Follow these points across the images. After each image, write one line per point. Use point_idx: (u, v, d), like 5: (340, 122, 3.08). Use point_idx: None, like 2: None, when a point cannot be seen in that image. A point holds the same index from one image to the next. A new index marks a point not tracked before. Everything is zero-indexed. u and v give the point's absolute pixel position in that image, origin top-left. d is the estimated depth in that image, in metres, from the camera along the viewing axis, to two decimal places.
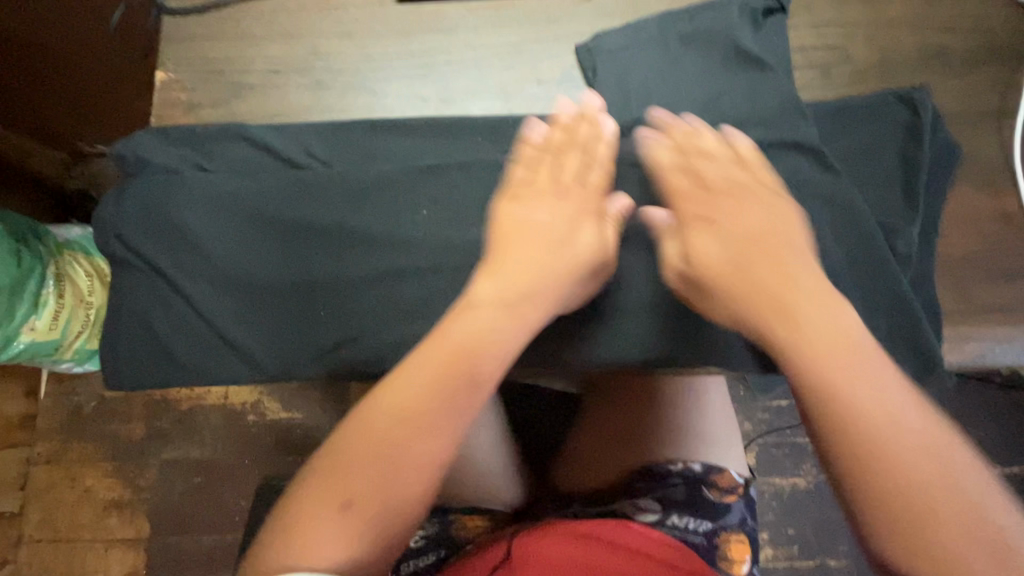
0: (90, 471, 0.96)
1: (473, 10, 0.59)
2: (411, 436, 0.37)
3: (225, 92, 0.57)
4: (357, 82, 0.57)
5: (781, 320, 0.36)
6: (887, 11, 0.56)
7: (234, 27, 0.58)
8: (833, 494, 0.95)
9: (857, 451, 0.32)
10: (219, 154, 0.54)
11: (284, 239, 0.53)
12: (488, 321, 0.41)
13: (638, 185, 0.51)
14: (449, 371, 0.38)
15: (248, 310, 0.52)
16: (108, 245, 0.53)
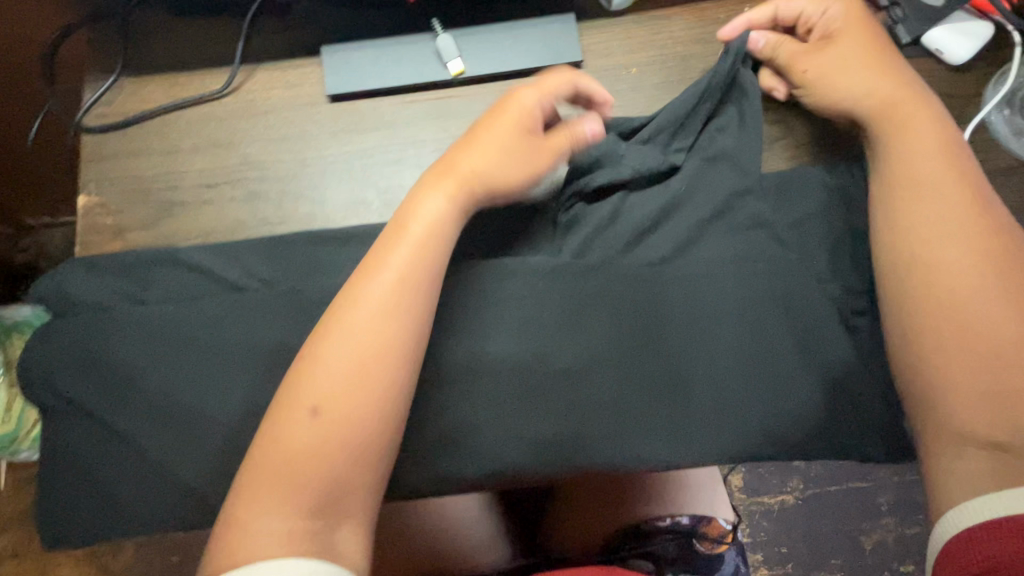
0: (60, 562, 0.91)
1: (410, 102, 0.57)
2: (303, 424, 0.39)
3: (153, 210, 0.54)
4: (295, 189, 0.55)
5: (960, 236, 0.42)
6: None
7: (159, 140, 0.55)
8: (822, 508, 0.95)
9: (942, 264, 0.42)
10: (153, 284, 0.51)
11: (226, 366, 0.50)
12: (359, 320, 0.41)
13: (588, 286, 0.50)
14: (334, 377, 0.40)
15: (196, 448, 0.49)
16: (35, 392, 0.50)
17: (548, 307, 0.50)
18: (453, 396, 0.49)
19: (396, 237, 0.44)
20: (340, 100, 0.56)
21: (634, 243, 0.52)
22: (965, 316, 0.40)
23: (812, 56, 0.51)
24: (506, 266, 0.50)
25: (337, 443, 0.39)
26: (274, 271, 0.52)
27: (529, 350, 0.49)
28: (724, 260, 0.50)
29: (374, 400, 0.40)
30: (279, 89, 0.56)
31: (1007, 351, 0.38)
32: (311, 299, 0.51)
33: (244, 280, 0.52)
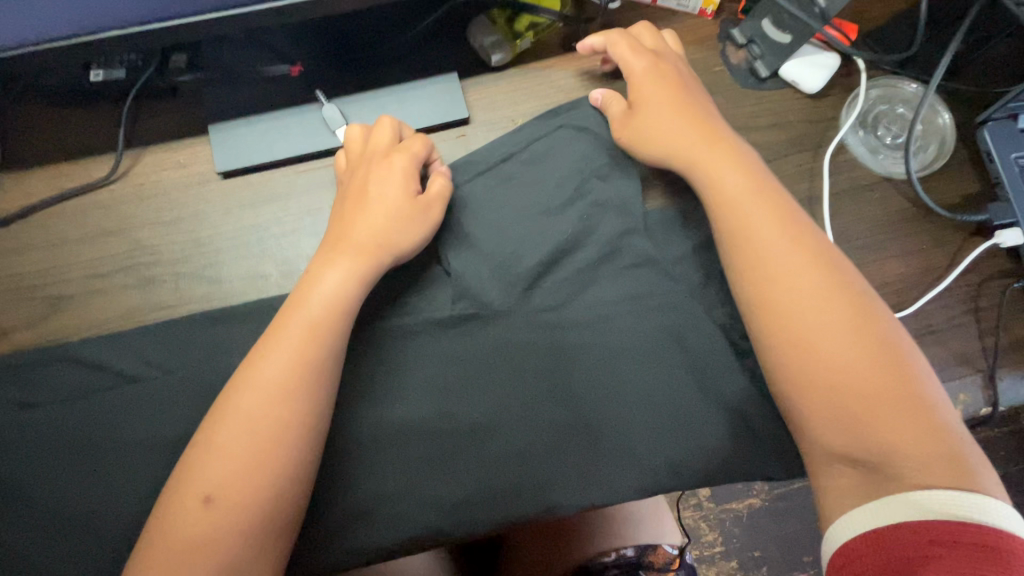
0: None
1: (303, 171, 0.57)
2: (196, 508, 0.38)
3: (42, 307, 0.53)
4: (191, 269, 0.54)
5: (806, 259, 0.44)
6: None
7: (43, 235, 0.54)
8: (786, 507, 0.96)
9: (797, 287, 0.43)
10: (41, 385, 0.50)
11: (127, 462, 0.48)
12: (252, 396, 0.41)
13: (491, 333, 0.51)
14: (230, 454, 0.39)
15: (92, 555, 0.46)
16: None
17: (455, 366, 0.51)
18: (364, 464, 0.48)
19: (294, 314, 0.44)
20: (231, 176, 0.57)
21: (531, 288, 0.53)
22: (817, 340, 0.41)
23: (641, 99, 0.52)
24: (411, 326, 0.51)
25: (233, 531, 0.38)
26: (171, 357, 0.51)
27: (437, 410, 0.50)
28: (620, 299, 0.52)
29: (267, 483, 0.39)
30: (167, 171, 0.56)
31: (847, 365, 0.40)
32: (211, 382, 0.50)
33: (139, 370, 0.50)
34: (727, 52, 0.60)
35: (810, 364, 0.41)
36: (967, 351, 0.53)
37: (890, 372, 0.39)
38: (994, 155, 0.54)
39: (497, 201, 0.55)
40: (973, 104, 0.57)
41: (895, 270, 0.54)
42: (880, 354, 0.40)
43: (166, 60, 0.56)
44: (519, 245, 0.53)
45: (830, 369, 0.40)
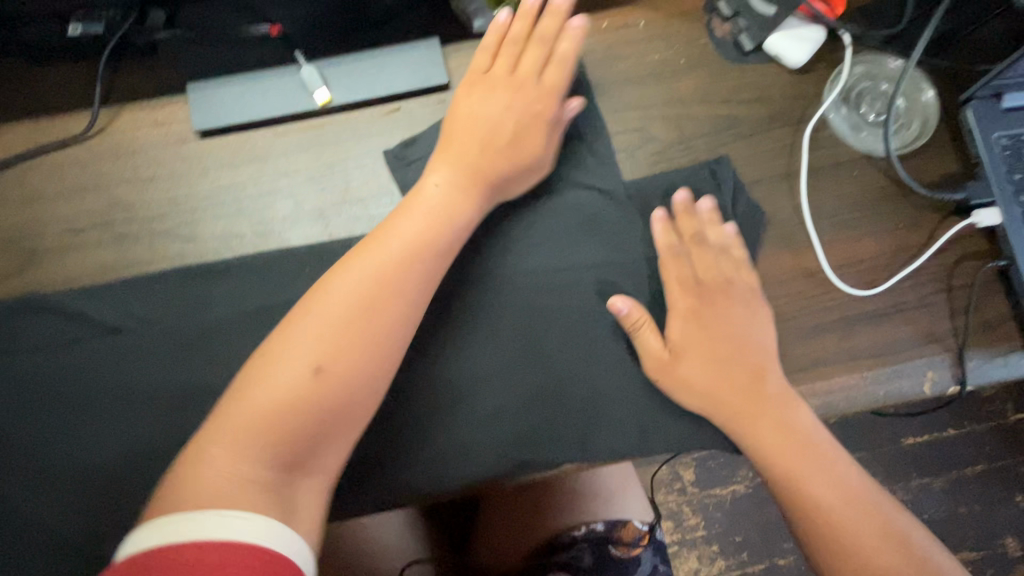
0: None
1: (281, 134, 0.57)
2: (287, 373, 0.39)
3: (18, 259, 0.53)
4: (167, 227, 0.55)
5: (781, 446, 0.47)
6: (678, 88, 0.58)
7: (20, 188, 0.54)
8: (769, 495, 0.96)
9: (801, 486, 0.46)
10: (21, 331, 0.50)
11: (101, 412, 0.49)
12: (369, 273, 0.43)
13: (464, 297, 0.52)
14: (343, 326, 0.41)
15: (68, 502, 0.47)
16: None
17: (424, 330, 0.51)
18: None
19: (401, 221, 0.47)
20: (209, 136, 0.57)
21: (504, 251, 0.53)
22: (813, 497, 0.45)
23: (675, 285, 0.51)
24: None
25: (323, 407, 0.39)
26: (145, 309, 0.51)
27: (407, 372, 0.50)
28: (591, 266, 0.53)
29: (368, 363, 0.41)
30: (146, 129, 0.56)
31: (845, 514, 0.44)
32: (186, 337, 0.50)
33: (117, 321, 0.50)
34: (711, 25, 0.59)
35: (829, 534, 0.44)
36: (938, 331, 0.53)
37: (878, 520, 0.44)
38: (975, 132, 0.53)
39: None
40: (957, 82, 0.56)
41: (869, 248, 0.54)
42: (870, 511, 0.45)
43: (144, 16, 0.55)
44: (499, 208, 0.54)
45: (833, 523, 0.44)
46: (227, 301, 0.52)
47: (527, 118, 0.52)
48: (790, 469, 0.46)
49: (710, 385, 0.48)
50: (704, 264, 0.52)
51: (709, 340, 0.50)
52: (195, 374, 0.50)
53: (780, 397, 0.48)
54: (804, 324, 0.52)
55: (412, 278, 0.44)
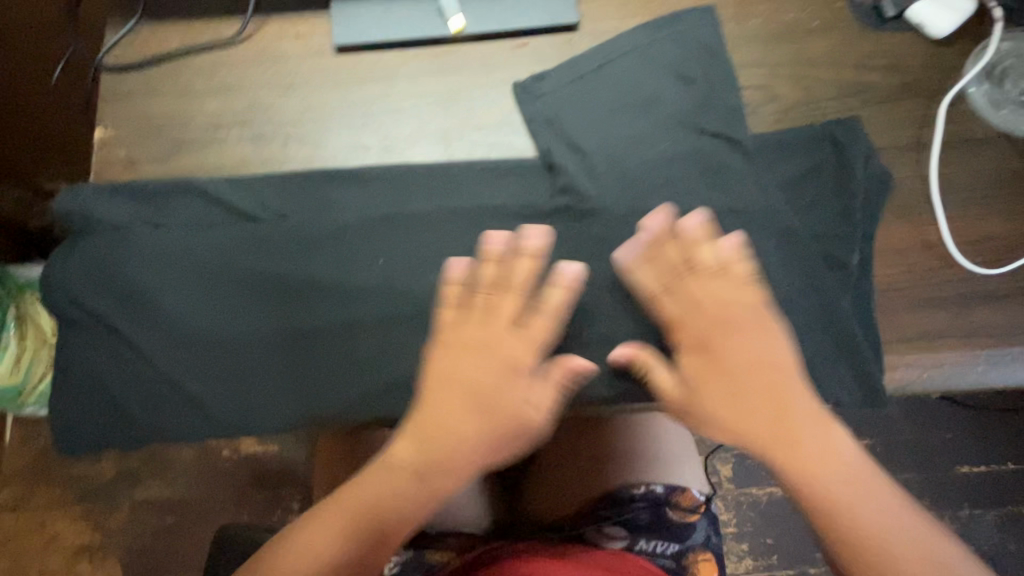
0: (60, 517, 1.08)
1: (411, 57, 0.59)
2: (278, 574, 0.40)
3: (165, 147, 0.57)
4: (300, 132, 0.58)
5: (758, 426, 0.44)
6: (812, 48, 0.57)
7: (171, 82, 0.58)
8: (807, 503, 0.96)
9: (799, 468, 0.43)
10: (170, 209, 0.54)
11: (236, 292, 0.53)
12: (379, 482, 0.41)
13: (581, 227, 0.55)
14: (342, 524, 0.41)
15: (201, 366, 0.52)
16: (51, 301, 0.52)
17: (536, 253, 0.54)
18: (447, 326, 0.52)
19: (722, 343, 0.47)
20: (346, 52, 0.59)
21: (626, 189, 0.55)
22: (841, 490, 0.42)
23: (717, 250, 0.50)
24: (507, 209, 0.55)
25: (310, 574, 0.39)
26: (281, 203, 0.55)
27: (516, 290, 0.53)
28: (703, 211, 0.53)
29: (371, 533, 0.40)
30: (288, 40, 0.59)
31: (892, 539, 0.41)
32: (315, 234, 0.54)
33: (257, 212, 0.54)
34: None
35: (835, 512, 0.41)
36: None
37: (912, 539, 0.41)
38: None
39: (594, 107, 0.57)
40: None
41: (995, 229, 0.53)
42: (922, 551, 0.40)
43: None
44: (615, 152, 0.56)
45: (873, 530, 0.41)
46: (354, 205, 0.55)
47: (694, 292, 0.50)
48: (799, 461, 0.42)
49: (716, 386, 0.46)
50: (724, 250, 0.50)
51: (731, 312, 0.48)
52: (322, 269, 0.53)
53: (766, 385, 0.45)
54: (916, 296, 0.51)
55: (506, 391, 0.44)
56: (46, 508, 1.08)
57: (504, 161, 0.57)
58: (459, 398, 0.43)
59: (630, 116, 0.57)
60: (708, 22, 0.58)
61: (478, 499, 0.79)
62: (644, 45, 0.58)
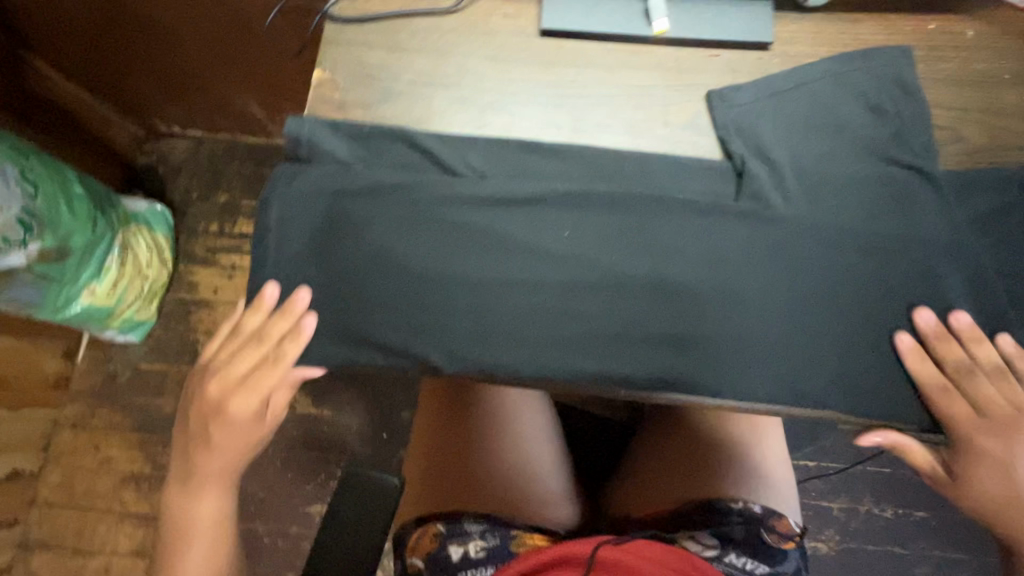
0: (115, 442, 1.11)
1: (610, 50, 0.62)
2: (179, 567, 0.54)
3: (373, 95, 0.61)
4: (498, 100, 0.61)
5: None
6: (1001, 100, 0.59)
7: (388, 38, 0.62)
8: (852, 562, 1.00)
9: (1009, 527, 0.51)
10: (384, 154, 0.58)
11: (438, 239, 0.56)
12: (183, 507, 0.55)
13: (771, 231, 0.56)
14: (177, 529, 0.55)
15: (392, 302, 0.54)
16: (265, 219, 0.55)
17: (722, 250, 0.56)
18: (628, 304, 0.55)
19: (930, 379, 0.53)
20: (551, 36, 0.63)
21: (814, 199, 0.57)
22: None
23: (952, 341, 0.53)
24: (700, 204, 0.57)
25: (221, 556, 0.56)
26: (485, 167, 0.58)
27: (697, 282, 0.55)
28: (891, 239, 0.56)
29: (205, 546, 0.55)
30: (499, 17, 0.63)
31: None
32: (515, 198, 0.56)
33: (462, 170, 0.58)
34: None
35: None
36: None
37: None
38: None
39: (792, 120, 0.60)
40: None
41: None
42: None
43: None
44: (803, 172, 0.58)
45: None
46: (545, 179, 0.58)
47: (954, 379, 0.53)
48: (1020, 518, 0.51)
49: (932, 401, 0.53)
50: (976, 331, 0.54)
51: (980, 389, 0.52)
52: (519, 231, 0.56)
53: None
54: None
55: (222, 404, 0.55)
56: (106, 433, 1.11)
57: (695, 158, 0.59)
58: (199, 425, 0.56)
59: (827, 134, 0.59)
60: (908, 62, 0.60)
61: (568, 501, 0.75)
62: (840, 73, 0.60)
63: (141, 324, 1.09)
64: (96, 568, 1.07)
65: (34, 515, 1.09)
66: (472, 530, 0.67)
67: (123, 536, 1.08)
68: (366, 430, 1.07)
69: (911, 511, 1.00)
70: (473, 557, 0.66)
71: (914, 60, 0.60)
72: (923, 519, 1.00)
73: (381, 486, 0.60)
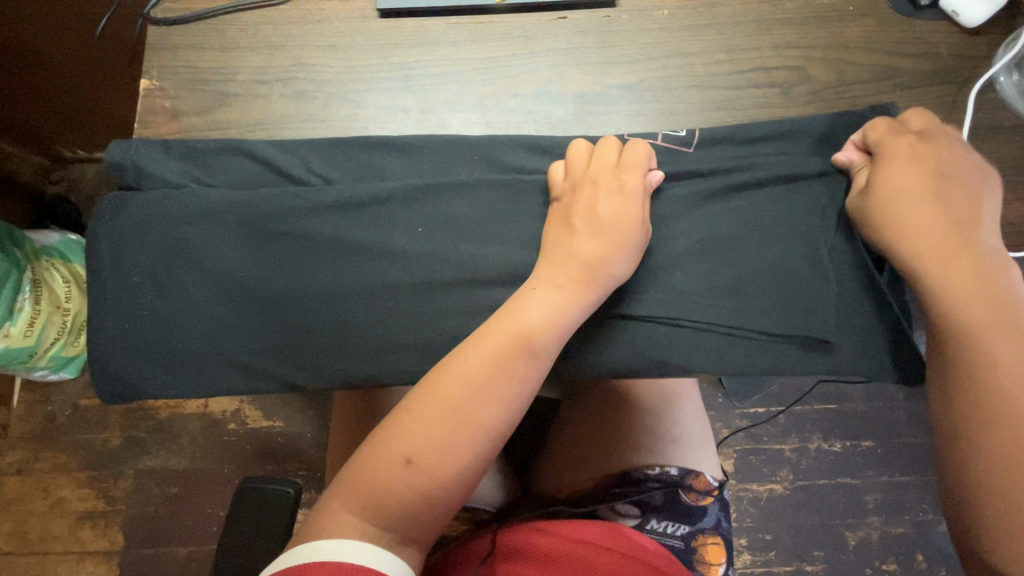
0: (62, 483, 1.07)
1: (454, 24, 0.60)
2: (457, 443, 0.42)
3: (208, 101, 0.59)
4: (342, 92, 0.59)
5: (949, 240, 0.43)
6: (843, 34, 0.59)
7: (217, 38, 0.59)
8: (808, 500, 1.01)
9: (975, 366, 0.41)
10: (219, 169, 0.56)
11: (286, 259, 0.54)
12: (453, 360, 0.44)
13: None
14: (429, 422, 0.42)
15: (245, 328, 0.53)
16: (97, 255, 0.53)
17: None
18: (489, 296, 0.53)
19: (916, 224, 0.44)
20: (388, 17, 0.60)
21: (666, 158, 0.56)
22: (990, 399, 0.40)
23: (899, 166, 0.47)
24: (546, 184, 0.55)
25: (456, 433, 0.42)
26: (329, 169, 0.56)
27: None
28: (751, 198, 0.54)
29: (451, 422, 0.42)
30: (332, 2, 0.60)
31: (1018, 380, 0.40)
32: (360, 199, 0.54)
33: (303, 176, 0.56)
34: None
35: (991, 421, 0.40)
36: None
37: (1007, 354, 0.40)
38: None
39: (637, 81, 0.60)
40: None
41: None
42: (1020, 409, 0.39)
43: None
44: (654, 134, 0.57)
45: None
46: (397, 166, 0.57)
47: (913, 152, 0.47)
48: (975, 309, 0.42)
49: (922, 239, 0.44)
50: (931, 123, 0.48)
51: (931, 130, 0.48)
52: (366, 233, 0.54)
53: (968, 215, 0.44)
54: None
55: (560, 311, 0.45)
56: (51, 475, 1.08)
57: (546, 135, 0.58)
58: (521, 343, 0.44)
59: (672, 94, 0.59)
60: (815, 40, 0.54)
61: (494, 483, 0.78)
62: (680, 35, 0.60)
63: (72, 360, 1.00)
64: None
65: None
66: None
67: None
68: (315, 436, 1.06)
69: (856, 443, 1.02)
70: None
71: (752, 5, 0.60)
72: (870, 449, 1.02)
73: (277, 497, 0.58)
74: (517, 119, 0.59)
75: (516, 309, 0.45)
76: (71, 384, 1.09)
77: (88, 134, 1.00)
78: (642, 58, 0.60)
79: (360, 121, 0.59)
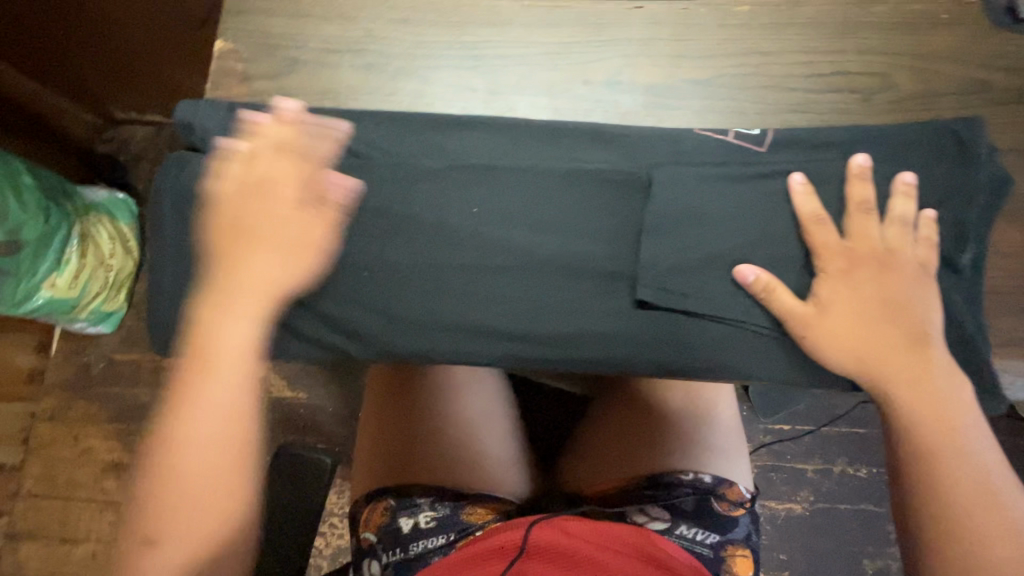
0: (91, 433, 1.10)
1: (528, 6, 0.59)
2: (194, 503, 0.42)
3: (278, 67, 0.59)
4: (410, 67, 0.59)
5: (886, 359, 0.45)
6: (932, 43, 0.57)
7: (292, 4, 0.60)
8: (829, 524, 0.98)
9: (923, 458, 0.43)
10: None
11: (339, 231, 0.53)
12: (177, 396, 0.45)
13: (698, 195, 0.53)
14: (182, 482, 0.43)
15: (295, 294, 0.53)
16: (160, 210, 0.54)
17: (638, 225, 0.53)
18: (542, 284, 0.53)
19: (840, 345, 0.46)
20: None
21: (736, 157, 0.55)
22: (939, 489, 0.42)
23: (833, 317, 0.47)
24: (610, 174, 0.54)
25: (226, 494, 0.43)
26: (392, 143, 0.56)
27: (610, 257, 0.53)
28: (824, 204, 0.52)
29: (196, 476, 0.43)
30: None
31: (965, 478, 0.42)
32: (422, 175, 0.54)
33: (366, 148, 0.56)
34: None
35: (936, 508, 0.42)
36: None
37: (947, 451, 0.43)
38: None
39: (710, 77, 0.58)
40: None
41: None
42: (965, 501, 0.42)
43: None
44: (725, 132, 0.56)
45: (974, 497, 0.42)
46: (459, 145, 0.56)
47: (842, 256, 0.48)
48: (919, 398, 0.44)
49: (853, 342, 0.46)
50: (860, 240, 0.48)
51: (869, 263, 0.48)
52: (424, 209, 0.54)
53: (909, 327, 0.46)
54: (1013, 303, 0.53)
55: (240, 338, 0.46)
56: (82, 423, 1.10)
57: (612, 125, 0.57)
58: (239, 383, 0.45)
59: (745, 93, 0.58)
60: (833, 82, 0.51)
61: (522, 472, 0.73)
62: (758, 33, 0.58)
63: (110, 316, 1.02)
64: (82, 555, 1.07)
65: (18, 509, 1.08)
66: (421, 502, 0.65)
67: (106, 524, 1.07)
68: (338, 411, 1.07)
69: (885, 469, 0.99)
70: (423, 528, 0.64)
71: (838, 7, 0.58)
72: None
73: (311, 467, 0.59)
74: (584, 107, 0.58)
75: (225, 346, 0.46)
76: (108, 338, 1.12)
77: (143, 96, 1.00)
78: (715, 55, 0.58)
79: (425, 98, 0.59)
